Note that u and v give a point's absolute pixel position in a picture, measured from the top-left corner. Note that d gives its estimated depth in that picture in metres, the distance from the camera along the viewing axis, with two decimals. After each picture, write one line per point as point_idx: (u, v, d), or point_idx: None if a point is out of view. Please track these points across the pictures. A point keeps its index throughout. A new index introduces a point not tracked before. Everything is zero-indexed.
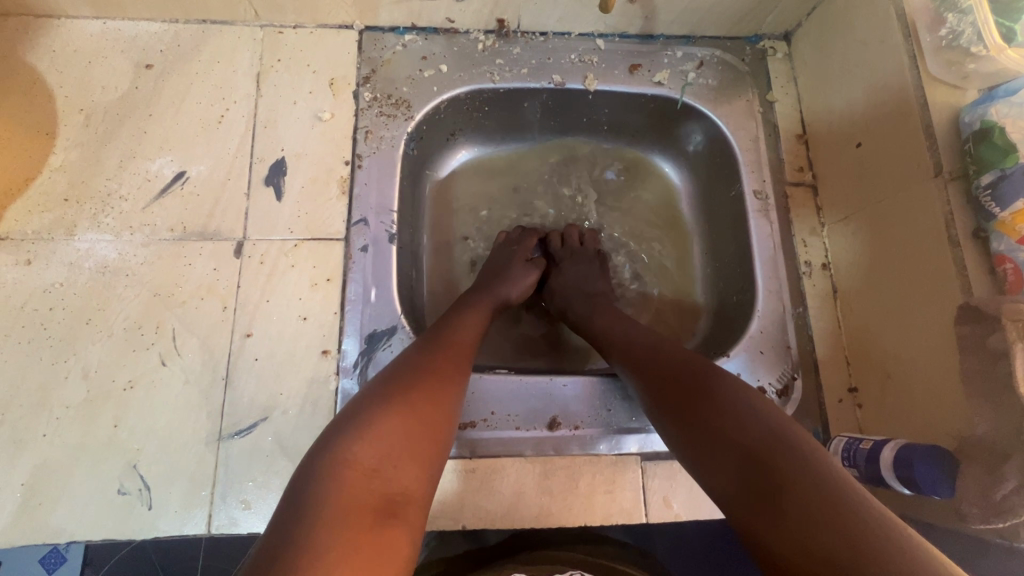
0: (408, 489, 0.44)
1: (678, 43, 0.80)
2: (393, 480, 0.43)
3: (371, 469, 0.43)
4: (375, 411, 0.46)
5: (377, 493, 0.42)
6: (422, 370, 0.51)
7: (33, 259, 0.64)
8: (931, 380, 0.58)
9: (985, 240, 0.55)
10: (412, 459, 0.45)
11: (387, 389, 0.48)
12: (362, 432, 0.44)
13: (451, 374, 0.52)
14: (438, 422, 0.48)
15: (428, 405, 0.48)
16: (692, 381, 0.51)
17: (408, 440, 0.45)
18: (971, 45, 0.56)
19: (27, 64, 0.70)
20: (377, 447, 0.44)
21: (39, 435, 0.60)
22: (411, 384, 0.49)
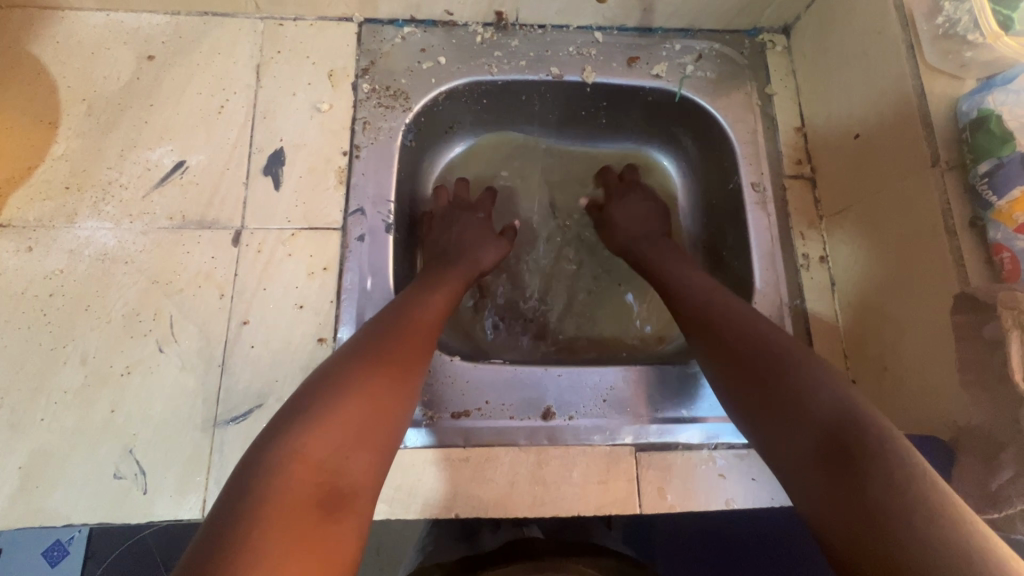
0: (358, 479, 0.43)
1: (676, 36, 0.80)
2: (341, 468, 0.43)
3: (315, 461, 0.42)
4: (328, 403, 0.45)
5: (319, 483, 0.41)
6: (382, 360, 0.51)
7: (34, 246, 0.65)
8: (928, 372, 0.58)
9: (982, 229, 0.55)
10: (361, 449, 0.45)
11: (341, 378, 0.48)
12: (311, 424, 0.44)
13: (409, 365, 0.53)
14: (392, 411, 0.48)
15: (382, 395, 0.48)
16: (769, 362, 0.52)
17: (357, 429, 0.45)
18: (968, 32, 0.56)
19: (31, 55, 0.71)
20: (327, 437, 0.43)
21: (38, 419, 0.60)
22: (365, 373, 0.49)
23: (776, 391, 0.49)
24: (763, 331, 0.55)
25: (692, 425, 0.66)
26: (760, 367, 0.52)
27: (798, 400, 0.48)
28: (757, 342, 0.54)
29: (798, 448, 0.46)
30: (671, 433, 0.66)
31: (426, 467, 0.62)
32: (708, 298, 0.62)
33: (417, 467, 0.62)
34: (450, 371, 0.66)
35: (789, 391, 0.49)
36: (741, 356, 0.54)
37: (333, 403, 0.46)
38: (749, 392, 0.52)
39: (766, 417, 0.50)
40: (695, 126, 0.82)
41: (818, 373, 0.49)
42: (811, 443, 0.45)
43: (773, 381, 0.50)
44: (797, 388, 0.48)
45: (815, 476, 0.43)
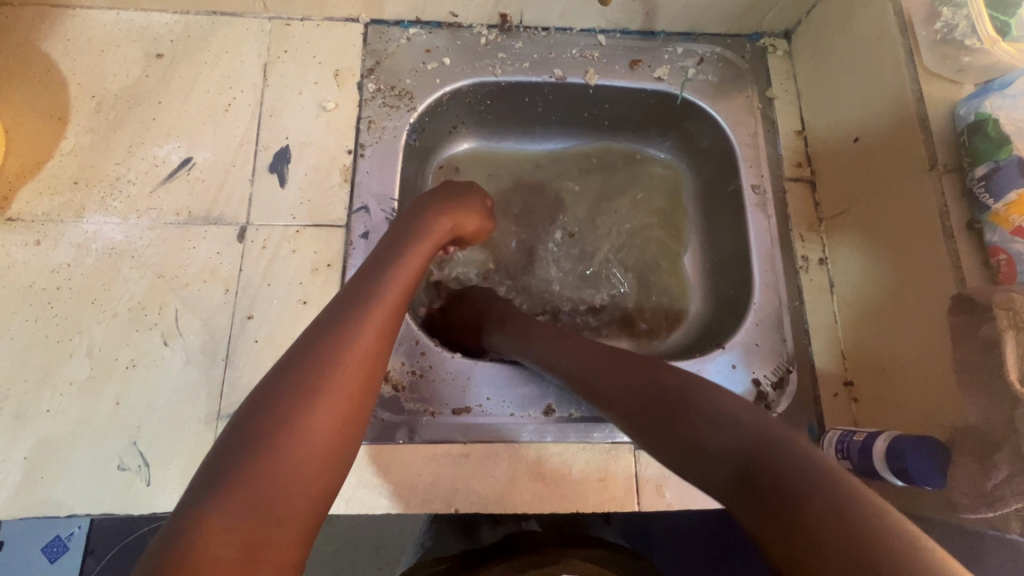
0: (285, 526, 0.36)
1: (678, 39, 0.81)
2: (260, 521, 0.35)
3: (220, 523, 0.34)
4: (270, 422, 0.38)
5: (232, 543, 0.34)
6: (314, 374, 0.41)
7: (42, 240, 0.66)
8: (926, 373, 0.58)
9: (979, 231, 0.55)
10: (292, 489, 0.37)
11: (263, 410, 0.39)
12: (222, 482, 0.36)
13: (358, 372, 0.42)
14: (337, 437, 0.40)
15: (320, 424, 0.39)
16: (670, 395, 0.45)
17: (285, 469, 0.37)
18: (965, 38, 0.57)
19: (42, 52, 0.72)
20: (240, 492, 0.35)
21: (43, 410, 0.61)
22: (292, 398, 0.39)
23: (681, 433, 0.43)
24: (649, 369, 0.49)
25: None
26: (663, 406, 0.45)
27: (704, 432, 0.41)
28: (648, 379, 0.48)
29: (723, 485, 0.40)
30: None
31: (427, 462, 0.63)
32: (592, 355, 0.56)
33: (418, 462, 0.63)
34: (451, 368, 0.67)
35: (692, 428, 0.42)
36: (639, 401, 0.47)
37: (254, 446, 0.37)
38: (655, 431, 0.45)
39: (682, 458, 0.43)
40: (694, 128, 0.83)
41: (719, 398, 0.43)
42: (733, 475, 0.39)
43: (674, 413, 0.44)
44: (710, 413, 0.42)
45: (752, 514, 0.37)
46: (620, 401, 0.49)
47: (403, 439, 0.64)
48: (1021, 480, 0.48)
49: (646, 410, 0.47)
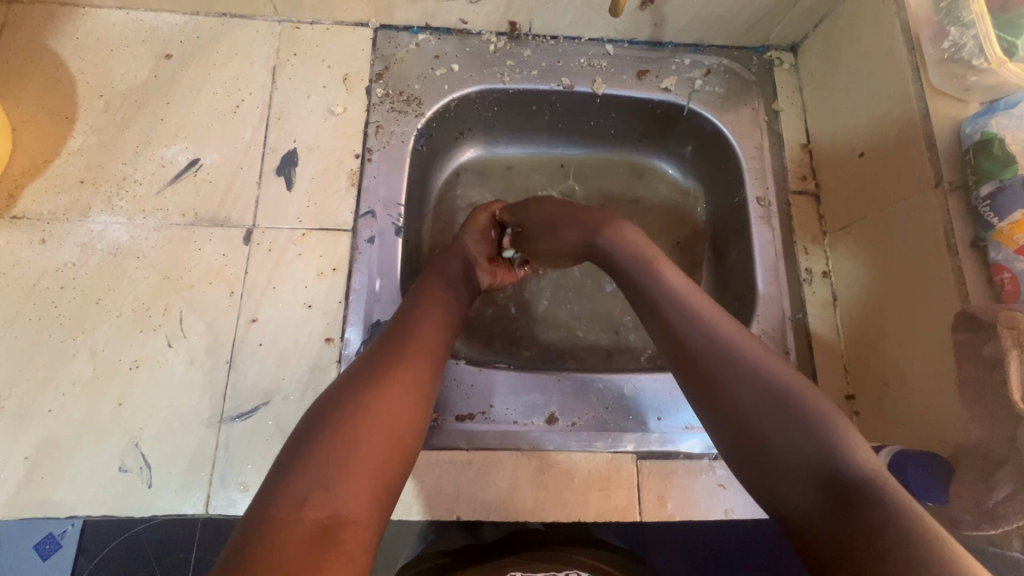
0: (359, 509, 0.42)
1: (686, 50, 0.82)
2: (338, 501, 0.42)
3: (303, 499, 0.41)
4: (341, 420, 0.46)
5: (315, 517, 0.40)
6: (383, 384, 0.49)
7: (47, 239, 0.66)
8: (927, 388, 0.59)
9: (983, 249, 0.56)
10: (365, 480, 0.44)
11: (339, 407, 0.47)
12: (304, 465, 0.43)
13: (407, 387, 0.50)
14: (402, 442, 0.47)
15: (389, 427, 0.47)
16: (791, 407, 0.46)
17: (360, 461, 0.44)
18: (972, 57, 0.57)
19: (50, 50, 0.72)
20: (321, 471, 0.42)
21: (45, 410, 0.61)
22: (365, 402, 0.47)
23: (779, 446, 0.45)
24: (765, 368, 0.49)
25: (694, 435, 0.67)
26: (776, 416, 0.46)
27: (811, 450, 0.44)
28: (770, 381, 0.48)
29: (806, 503, 0.43)
30: (673, 442, 0.66)
31: (430, 468, 0.63)
32: (717, 332, 0.51)
33: (421, 468, 0.63)
34: (456, 374, 0.67)
35: (790, 437, 0.45)
36: (752, 402, 0.47)
37: (332, 437, 0.44)
38: (756, 432, 0.47)
39: (768, 467, 0.46)
40: (700, 139, 0.83)
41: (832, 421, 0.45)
42: (822, 493, 0.42)
43: (786, 423, 0.46)
44: (824, 438, 0.44)
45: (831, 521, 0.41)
46: (729, 395, 0.49)
47: None
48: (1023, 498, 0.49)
49: (752, 414, 0.47)
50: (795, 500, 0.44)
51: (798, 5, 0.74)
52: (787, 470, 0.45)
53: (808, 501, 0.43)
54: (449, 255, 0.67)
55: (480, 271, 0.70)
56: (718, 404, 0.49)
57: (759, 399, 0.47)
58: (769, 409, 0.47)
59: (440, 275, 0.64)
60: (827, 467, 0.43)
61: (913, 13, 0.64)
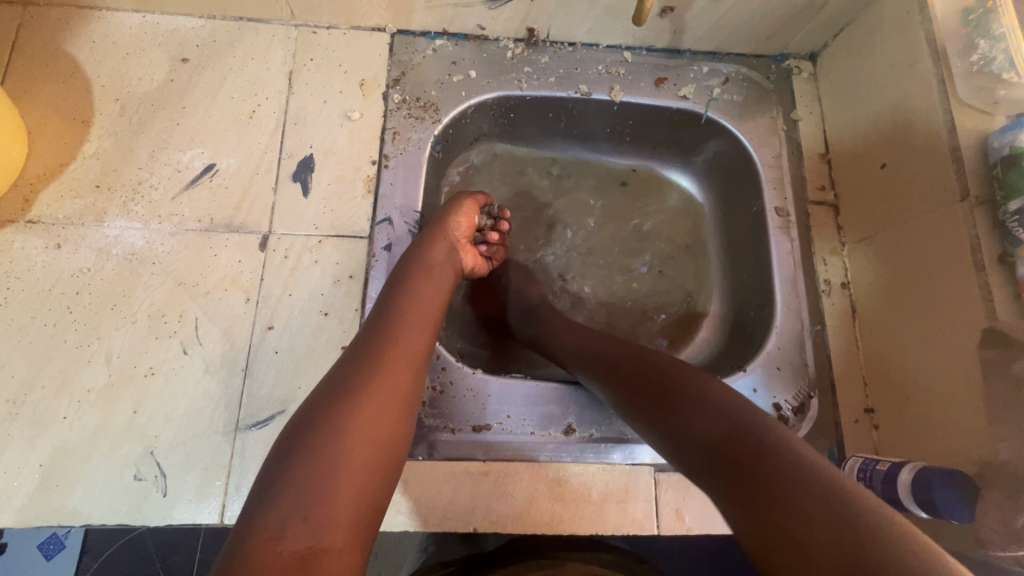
0: (340, 536, 0.41)
1: (704, 58, 0.81)
2: (318, 531, 0.40)
3: (280, 531, 0.39)
4: (317, 442, 0.43)
5: (292, 550, 0.39)
6: (361, 396, 0.47)
7: (62, 244, 0.65)
8: (954, 407, 0.58)
9: (1010, 265, 0.55)
10: (350, 505, 0.42)
11: (318, 425, 0.45)
12: (282, 492, 0.41)
13: (388, 401, 0.48)
14: (383, 456, 0.46)
15: (370, 442, 0.45)
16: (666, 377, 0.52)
17: (338, 484, 0.42)
18: (1003, 70, 0.58)
19: (66, 53, 0.72)
20: (298, 501, 0.41)
21: (60, 417, 0.60)
22: (342, 420, 0.45)
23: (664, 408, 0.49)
24: (641, 358, 0.56)
25: None
26: (654, 387, 0.52)
27: (680, 407, 0.48)
28: (643, 364, 0.55)
29: (694, 455, 0.45)
30: None
31: (446, 479, 0.62)
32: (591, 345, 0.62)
33: (437, 480, 0.62)
34: (472, 385, 0.67)
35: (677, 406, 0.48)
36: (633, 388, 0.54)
37: (311, 461, 0.42)
38: (641, 408, 0.52)
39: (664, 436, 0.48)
40: (717, 148, 0.83)
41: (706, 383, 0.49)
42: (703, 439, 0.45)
43: (661, 391, 0.51)
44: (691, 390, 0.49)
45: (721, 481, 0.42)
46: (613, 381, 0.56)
47: (423, 455, 0.63)
48: None
49: (636, 391, 0.53)
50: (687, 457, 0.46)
51: (820, 13, 0.74)
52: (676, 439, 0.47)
53: (695, 452, 0.45)
54: (433, 240, 0.65)
55: (462, 253, 0.69)
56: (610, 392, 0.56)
57: (637, 378, 0.54)
58: (650, 382, 0.52)
59: (423, 263, 0.61)
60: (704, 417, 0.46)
61: (938, 25, 0.63)
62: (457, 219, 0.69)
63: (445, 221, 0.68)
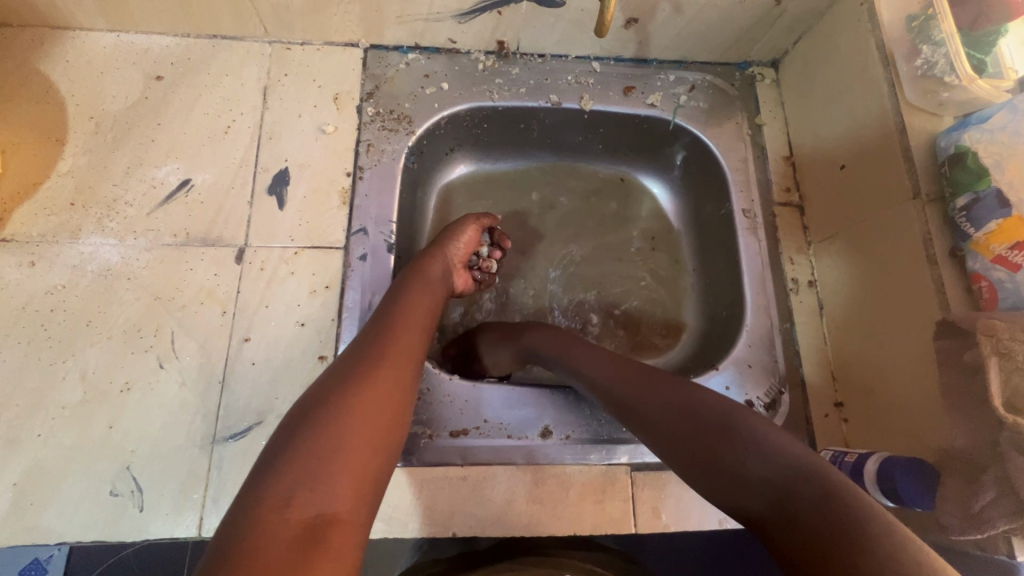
0: (345, 507, 0.42)
1: (670, 67, 0.84)
2: (323, 501, 0.41)
3: (287, 499, 0.40)
4: (323, 423, 0.45)
5: (300, 518, 0.40)
6: (366, 385, 0.48)
7: (36, 261, 0.66)
8: (915, 398, 0.60)
9: (961, 258, 0.57)
10: (353, 481, 0.43)
11: (326, 404, 0.46)
12: (289, 462, 0.42)
13: (388, 393, 0.49)
14: (386, 432, 0.47)
15: (373, 423, 0.47)
16: (711, 422, 0.48)
17: (348, 458, 0.44)
18: (944, 74, 0.59)
19: (41, 73, 0.72)
20: (305, 471, 0.42)
21: (34, 435, 0.60)
22: (344, 402, 0.47)
23: (716, 465, 0.47)
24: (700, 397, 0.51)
25: None
26: (696, 433, 0.49)
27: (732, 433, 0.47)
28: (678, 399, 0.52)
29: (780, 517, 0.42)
30: None
31: (424, 485, 0.63)
32: (629, 377, 0.57)
33: (414, 485, 0.62)
34: (449, 391, 0.67)
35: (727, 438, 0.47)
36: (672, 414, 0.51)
37: (316, 436, 0.44)
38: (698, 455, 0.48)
39: (725, 493, 0.46)
40: (686, 154, 0.85)
41: (761, 426, 0.47)
42: (771, 499, 0.43)
43: (706, 427, 0.48)
44: (743, 437, 0.46)
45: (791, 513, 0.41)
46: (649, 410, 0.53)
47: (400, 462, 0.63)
48: (1006, 502, 0.50)
49: (682, 443, 0.50)
50: (754, 515, 0.44)
51: (778, 22, 0.77)
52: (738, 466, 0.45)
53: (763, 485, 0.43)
54: (430, 257, 0.68)
55: (456, 274, 0.71)
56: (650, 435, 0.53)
57: (680, 423, 0.50)
58: (697, 426, 0.49)
59: (422, 275, 0.65)
60: (763, 471, 0.44)
61: (887, 31, 0.66)
62: (458, 242, 0.72)
63: (448, 246, 0.70)
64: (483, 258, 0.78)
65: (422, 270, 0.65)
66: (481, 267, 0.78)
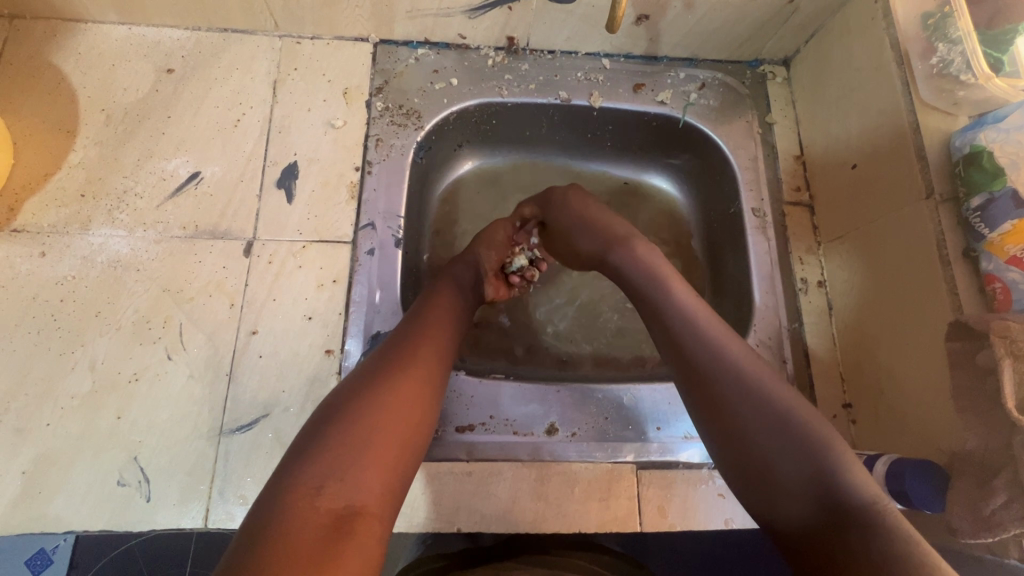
0: (373, 500, 0.42)
1: (680, 64, 0.83)
2: (353, 492, 0.42)
3: (317, 488, 0.41)
4: (356, 418, 0.45)
5: (330, 507, 0.40)
6: (398, 383, 0.49)
7: (47, 252, 0.66)
8: (924, 400, 0.60)
9: (974, 259, 0.57)
10: (382, 475, 0.44)
11: (357, 399, 0.47)
12: (319, 452, 0.43)
13: (421, 395, 0.50)
14: (416, 431, 0.48)
15: (404, 419, 0.47)
16: (778, 416, 0.48)
17: (378, 454, 0.44)
18: (960, 73, 0.58)
19: (52, 65, 0.73)
20: (338, 461, 0.42)
21: (43, 424, 0.61)
22: (376, 398, 0.47)
23: (785, 470, 0.46)
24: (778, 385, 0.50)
25: (692, 444, 0.67)
26: (758, 423, 0.49)
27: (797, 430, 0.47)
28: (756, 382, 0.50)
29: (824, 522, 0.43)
30: (672, 451, 0.67)
31: (429, 480, 0.63)
32: (731, 350, 0.53)
33: (419, 480, 0.62)
34: (456, 386, 0.67)
35: (791, 435, 0.47)
36: (748, 398, 0.50)
37: (348, 427, 0.44)
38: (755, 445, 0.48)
39: (766, 487, 0.47)
40: (696, 154, 0.85)
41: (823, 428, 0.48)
42: (823, 509, 0.43)
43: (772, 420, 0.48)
44: (823, 455, 0.46)
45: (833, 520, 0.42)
46: (720, 384, 0.51)
47: None
48: (1018, 506, 0.49)
49: (755, 440, 0.48)
50: (793, 512, 0.45)
51: (791, 20, 0.76)
52: (792, 467, 0.46)
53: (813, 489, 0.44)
54: (458, 264, 0.68)
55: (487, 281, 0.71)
56: (719, 422, 0.51)
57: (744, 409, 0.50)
58: (785, 428, 0.47)
59: (452, 277, 0.66)
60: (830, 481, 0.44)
61: (902, 29, 0.65)
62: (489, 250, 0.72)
63: (479, 251, 0.71)
64: (523, 267, 0.76)
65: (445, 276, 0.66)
66: (522, 274, 0.76)
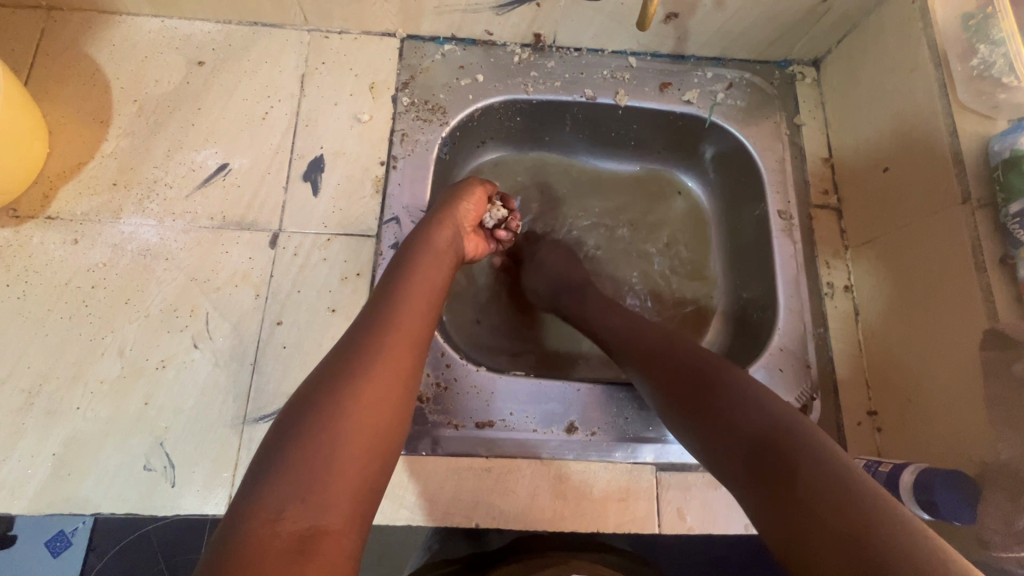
0: (340, 518, 0.41)
1: (707, 64, 0.82)
2: (316, 512, 0.40)
3: (279, 512, 0.40)
4: (314, 427, 0.44)
5: (294, 530, 0.39)
6: (362, 384, 0.47)
7: (79, 239, 0.67)
8: (955, 410, 0.58)
9: (1012, 266, 0.55)
10: (349, 490, 0.43)
11: (317, 410, 0.45)
12: (281, 474, 0.41)
13: (390, 392, 0.48)
14: (384, 431, 0.46)
15: (372, 425, 0.45)
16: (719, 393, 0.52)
17: (342, 468, 0.43)
18: (1002, 75, 0.59)
19: (87, 56, 0.74)
20: (299, 483, 0.41)
21: (73, 408, 0.62)
22: (339, 405, 0.45)
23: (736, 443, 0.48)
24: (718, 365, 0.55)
25: None
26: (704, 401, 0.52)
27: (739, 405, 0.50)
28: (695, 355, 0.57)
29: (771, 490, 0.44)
30: None
31: (449, 475, 0.63)
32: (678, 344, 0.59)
33: (439, 475, 0.63)
34: (476, 382, 0.67)
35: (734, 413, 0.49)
36: (694, 375, 0.55)
37: (308, 441, 0.43)
38: (704, 422, 0.51)
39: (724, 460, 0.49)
40: (721, 155, 0.84)
41: (761, 398, 0.50)
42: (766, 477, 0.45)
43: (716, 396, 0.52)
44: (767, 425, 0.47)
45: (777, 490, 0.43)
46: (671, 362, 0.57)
47: (426, 451, 0.64)
48: None
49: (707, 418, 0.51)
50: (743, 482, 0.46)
51: (822, 20, 0.75)
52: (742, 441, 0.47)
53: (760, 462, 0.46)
54: (440, 224, 0.64)
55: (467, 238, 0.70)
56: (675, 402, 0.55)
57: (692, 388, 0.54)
58: (727, 404, 0.50)
59: (432, 248, 0.61)
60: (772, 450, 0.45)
61: (939, 31, 0.64)
62: (466, 205, 0.70)
63: (454, 207, 0.68)
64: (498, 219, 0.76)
65: (436, 235, 0.63)
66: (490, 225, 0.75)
